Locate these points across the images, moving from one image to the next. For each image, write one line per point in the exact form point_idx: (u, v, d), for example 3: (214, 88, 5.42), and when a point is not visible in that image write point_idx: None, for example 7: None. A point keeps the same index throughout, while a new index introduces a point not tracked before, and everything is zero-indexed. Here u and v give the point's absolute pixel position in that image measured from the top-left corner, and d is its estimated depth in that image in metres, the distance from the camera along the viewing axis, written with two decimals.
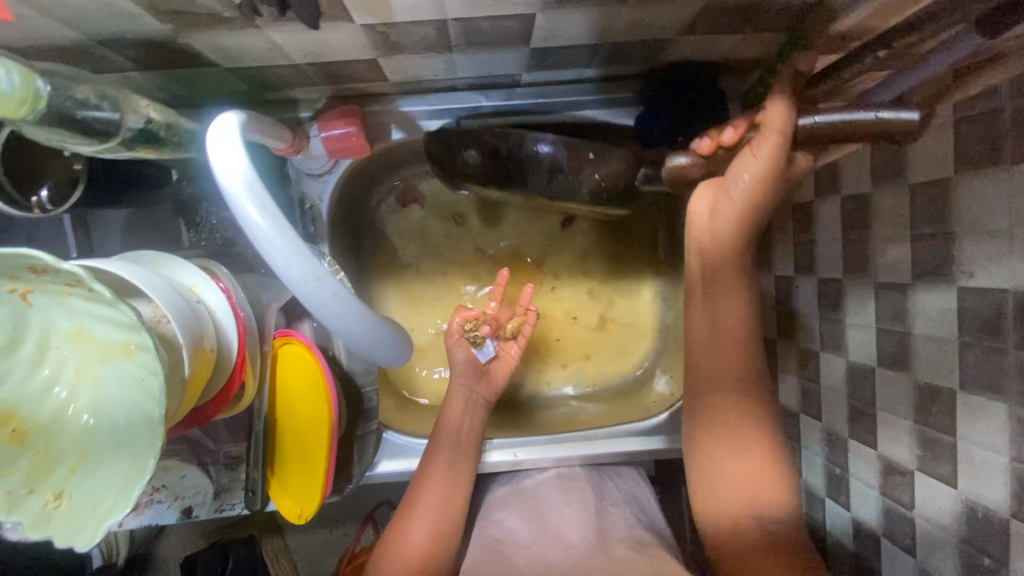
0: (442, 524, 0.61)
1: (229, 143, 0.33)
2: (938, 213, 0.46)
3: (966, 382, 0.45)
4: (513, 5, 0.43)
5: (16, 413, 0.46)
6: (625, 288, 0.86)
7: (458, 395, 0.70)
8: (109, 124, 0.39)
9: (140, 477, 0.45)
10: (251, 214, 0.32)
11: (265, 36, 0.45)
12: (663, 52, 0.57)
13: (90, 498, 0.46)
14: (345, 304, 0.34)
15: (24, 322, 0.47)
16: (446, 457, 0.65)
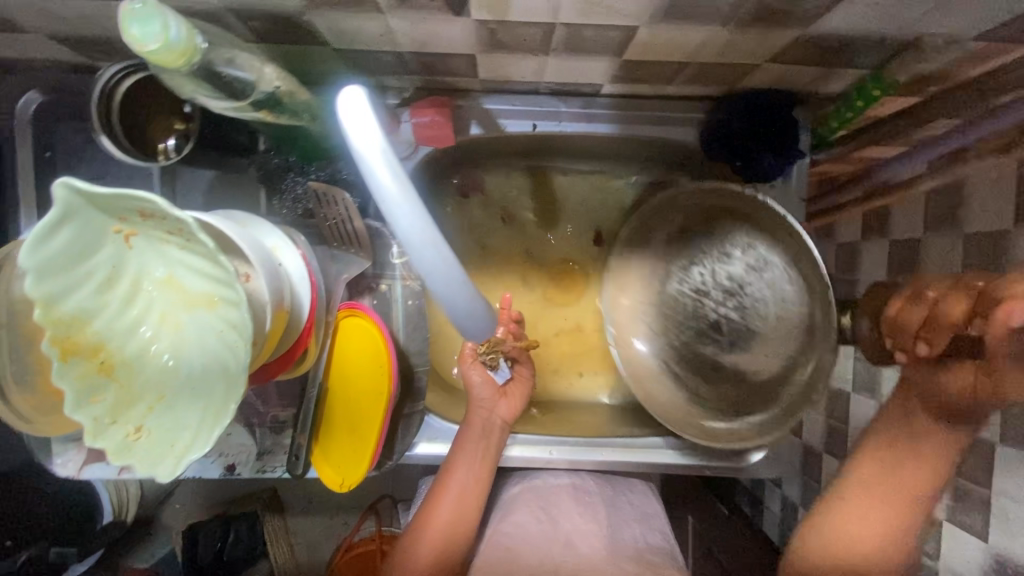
0: (453, 544, 0.63)
1: (362, 111, 0.35)
2: (990, 259, 0.51)
3: (1007, 436, 0.51)
4: (620, 16, 0.46)
5: (104, 346, 0.48)
6: None
7: (476, 416, 0.67)
8: (245, 85, 0.43)
9: (217, 420, 0.47)
10: (388, 186, 0.34)
11: (381, 21, 0.48)
12: (745, 78, 0.59)
13: (166, 434, 0.48)
14: (454, 278, 0.37)
15: (122, 264, 0.49)
16: (460, 480, 0.64)
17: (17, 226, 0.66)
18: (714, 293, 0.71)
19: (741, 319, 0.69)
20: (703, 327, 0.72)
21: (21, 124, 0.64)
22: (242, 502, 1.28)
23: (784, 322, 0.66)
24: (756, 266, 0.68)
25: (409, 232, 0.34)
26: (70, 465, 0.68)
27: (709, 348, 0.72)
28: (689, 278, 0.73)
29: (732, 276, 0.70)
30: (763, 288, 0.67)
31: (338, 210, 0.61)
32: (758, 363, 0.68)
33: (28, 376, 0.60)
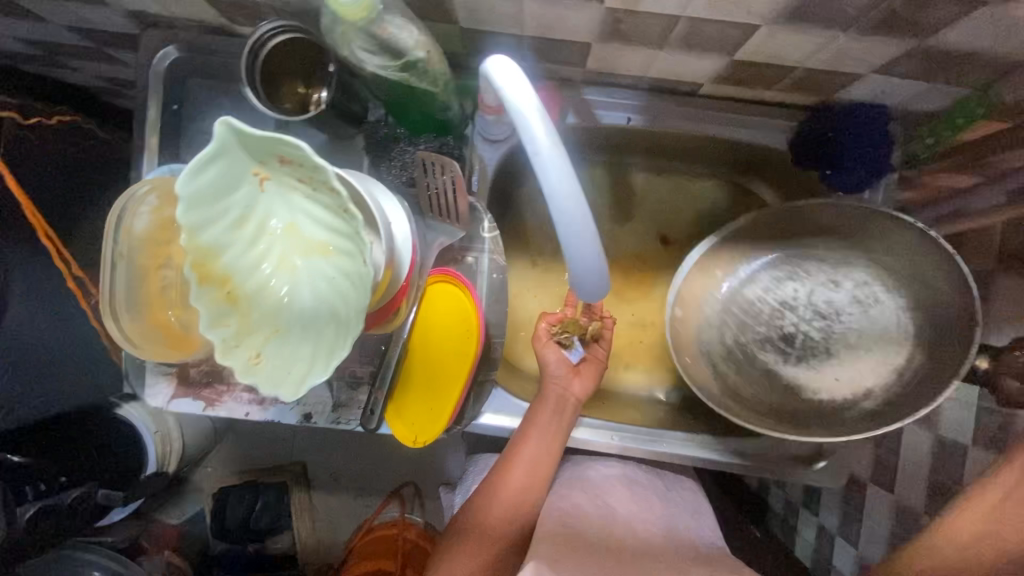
0: (519, 510, 0.67)
1: (516, 75, 0.39)
2: None
3: None
4: (746, 14, 0.48)
5: (232, 279, 0.52)
6: None
7: (553, 391, 0.70)
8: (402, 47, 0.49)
9: (331, 355, 0.51)
10: (542, 141, 0.38)
11: (517, 3, 0.51)
12: (845, 88, 0.61)
13: (283, 363, 0.52)
14: (586, 231, 0.40)
15: (255, 204, 0.52)
16: (533, 450, 0.68)
17: (141, 171, 0.71)
18: (802, 308, 0.74)
19: (822, 339, 0.72)
20: (773, 334, 0.75)
21: (155, 76, 0.70)
22: (274, 473, 1.31)
23: (870, 367, 0.68)
24: (863, 301, 0.70)
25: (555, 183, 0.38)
26: (160, 397, 0.72)
27: (771, 356, 0.74)
28: (777, 287, 0.75)
29: (830, 302, 0.72)
30: (864, 320, 0.70)
31: (442, 179, 0.62)
32: (824, 386, 0.71)
33: (137, 308, 0.66)
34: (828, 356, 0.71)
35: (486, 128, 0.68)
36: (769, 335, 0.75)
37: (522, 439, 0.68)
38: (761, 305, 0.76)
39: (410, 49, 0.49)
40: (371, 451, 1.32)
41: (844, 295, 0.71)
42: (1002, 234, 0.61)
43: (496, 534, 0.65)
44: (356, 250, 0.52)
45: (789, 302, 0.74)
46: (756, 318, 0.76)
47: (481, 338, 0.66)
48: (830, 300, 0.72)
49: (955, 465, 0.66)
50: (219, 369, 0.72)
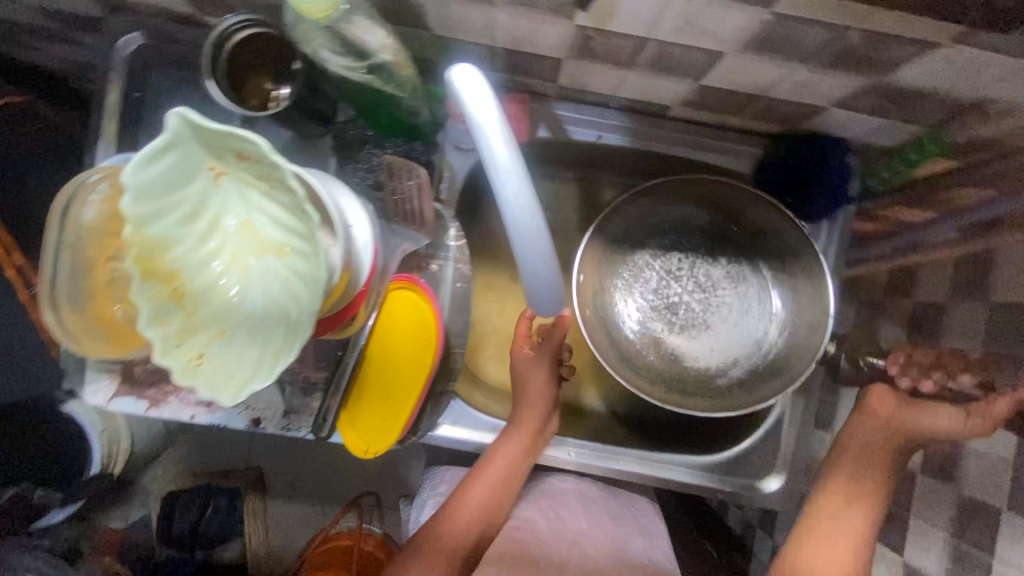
0: (485, 522, 0.66)
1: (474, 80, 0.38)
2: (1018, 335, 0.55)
3: (1014, 504, 0.53)
4: (712, 40, 0.49)
5: (178, 274, 0.50)
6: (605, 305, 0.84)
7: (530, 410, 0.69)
8: (365, 50, 0.48)
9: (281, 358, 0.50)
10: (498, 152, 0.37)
11: (490, 13, 0.51)
12: (805, 119, 0.63)
13: (229, 364, 0.51)
14: (539, 243, 0.39)
15: (208, 199, 0.51)
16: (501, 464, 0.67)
17: (95, 160, 0.69)
18: (684, 281, 0.80)
19: (701, 311, 0.79)
20: (659, 304, 0.79)
21: (118, 61, 0.67)
22: (228, 477, 1.26)
23: (744, 333, 0.77)
24: (734, 277, 0.79)
25: (509, 189, 0.37)
26: (100, 395, 0.68)
27: (659, 325, 0.79)
28: (665, 259, 0.80)
29: (708, 276, 0.80)
30: (732, 295, 0.79)
31: (409, 184, 0.63)
32: (701, 353, 0.78)
33: (81, 300, 0.63)
34: (705, 326, 0.79)
35: (456, 135, 0.69)
36: (654, 303, 0.79)
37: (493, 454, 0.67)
38: (657, 274, 0.80)
39: (375, 50, 0.48)
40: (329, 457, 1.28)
41: (715, 266, 0.80)
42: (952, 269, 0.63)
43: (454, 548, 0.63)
44: (310, 252, 0.51)
45: (675, 273, 0.80)
46: (641, 289, 0.80)
47: (439, 348, 0.65)
48: (704, 268, 0.80)
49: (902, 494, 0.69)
50: (166, 369, 0.69)
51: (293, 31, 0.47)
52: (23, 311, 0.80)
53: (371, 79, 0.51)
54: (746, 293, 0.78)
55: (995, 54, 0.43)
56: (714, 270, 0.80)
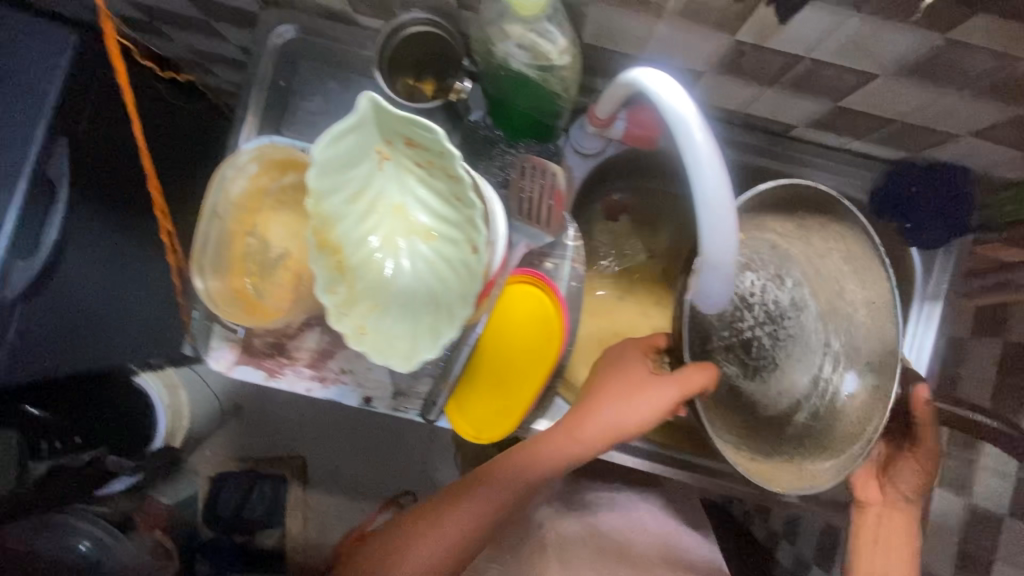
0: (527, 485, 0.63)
1: (667, 86, 0.42)
2: None
3: None
4: (871, 63, 0.51)
5: (342, 249, 0.54)
6: None
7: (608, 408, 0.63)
8: (548, 51, 0.53)
9: (438, 335, 0.52)
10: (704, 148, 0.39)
11: (651, 25, 0.54)
12: (929, 146, 0.64)
13: (385, 336, 0.53)
14: (725, 235, 0.41)
15: (370, 182, 0.55)
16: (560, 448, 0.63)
17: (235, 139, 0.72)
18: (755, 311, 0.72)
19: (772, 347, 0.72)
20: (735, 343, 0.72)
21: (267, 49, 0.71)
22: (274, 464, 1.28)
23: (808, 368, 0.70)
24: (799, 303, 0.71)
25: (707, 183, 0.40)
26: (222, 362, 0.71)
27: (732, 368, 0.72)
28: (739, 282, 0.69)
29: (778, 304, 0.71)
30: (801, 325, 0.71)
31: (542, 183, 0.64)
32: (772, 397, 0.71)
33: (223, 268, 0.67)
34: (773, 364, 0.72)
35: (579, 140, 0.69)
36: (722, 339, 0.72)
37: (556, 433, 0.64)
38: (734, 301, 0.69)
39: (556, 53, 0.53)
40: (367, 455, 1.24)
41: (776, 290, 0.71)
42: None
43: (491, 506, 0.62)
44: (463, 237, 0.54)
45: (748, 302, 0.71)
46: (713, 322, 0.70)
47: (562, 348, 0.65)
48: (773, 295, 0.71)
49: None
50: (284, 342, 0.72)
51: (489, 29, 0.52)
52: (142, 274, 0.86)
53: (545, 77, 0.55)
54: (807, 326, 0.71)
55: None
56: (779, 293, 0.71)
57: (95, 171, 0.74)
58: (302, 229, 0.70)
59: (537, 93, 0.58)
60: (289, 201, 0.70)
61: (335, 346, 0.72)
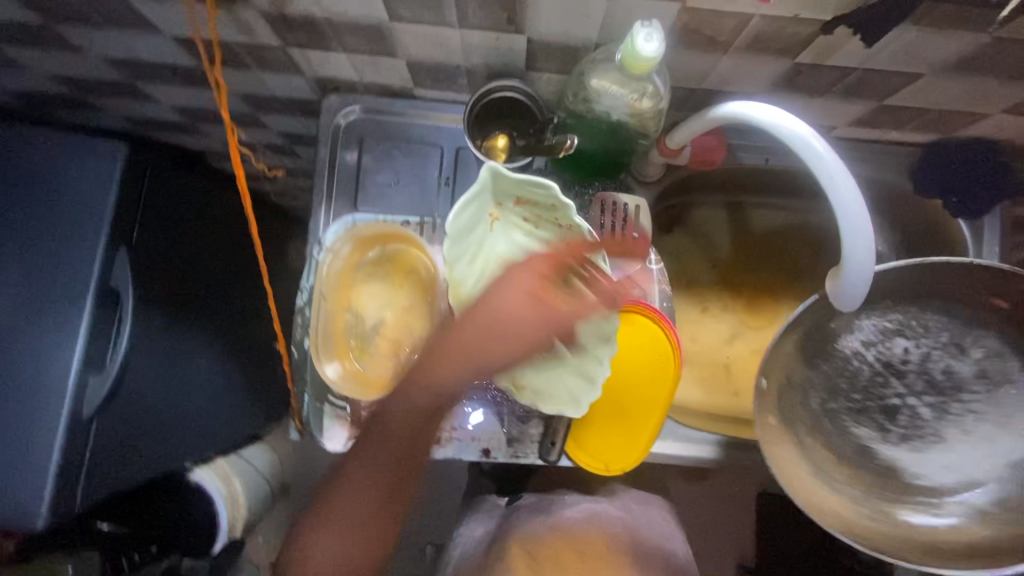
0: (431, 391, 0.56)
1: (768, 114, 0.49)
2: None
3: None
4: (919, 64, 0.57)
5: (473, 310, 0.57)
6: (770, 317, 0.87)
7: (537, 310, 0.52)
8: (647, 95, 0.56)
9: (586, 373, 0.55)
10: (833, 163, 0.47)
11: (715, 61, 0.58)
12: (963, 126, 0.70)
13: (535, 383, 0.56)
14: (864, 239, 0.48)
15: (483, 242, 0.58)
16: (458, 367, 0.54)
17: (313, 222, 0.75)
18: (912, 377, 0.67)
19: (932, 418, 0.67)
20: (871, 406, 0.68)
21: (332, 131, 0.75)
22: None
23: (972, 455, 0.66)
24: (985, 375, 0.65)
25: (843, 193, 0.47)
26: (336, 441, 0.71)
27: (868, 432, 0.67)
28: (883, 346, 0.66)
29: (948, 372, 0.66)
30: (981, 397, 0.65)
31: (618, 217, 0.69)
32: (935, 473, 0.66)
33: (330, 347, 0.68)
34: (936, 438, 0.67)
35: (640, 170, 0.73)
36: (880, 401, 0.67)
37: (435, 354, 0.55)
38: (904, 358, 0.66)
39: (653, 97, 0.56)
40: (429, 516, 1.18)
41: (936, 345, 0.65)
42: None
43: (393, 434, 0.56)
44: (580, 278, 0.58)
45: (898, 367, 0.67)
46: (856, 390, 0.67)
47: (677, 364, 0.66)
48: (947, 350, 0.65)
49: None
50: None
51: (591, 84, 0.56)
52: (180, 359, 0.87)
53: (641, 119, 0.59)
54: (976, 395, 0.65)
55: None
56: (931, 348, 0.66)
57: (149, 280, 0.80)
58: (397, 297, 0.72)
59: (628, 134, 0.61)
60: (380, 273, 0.72)
61: None
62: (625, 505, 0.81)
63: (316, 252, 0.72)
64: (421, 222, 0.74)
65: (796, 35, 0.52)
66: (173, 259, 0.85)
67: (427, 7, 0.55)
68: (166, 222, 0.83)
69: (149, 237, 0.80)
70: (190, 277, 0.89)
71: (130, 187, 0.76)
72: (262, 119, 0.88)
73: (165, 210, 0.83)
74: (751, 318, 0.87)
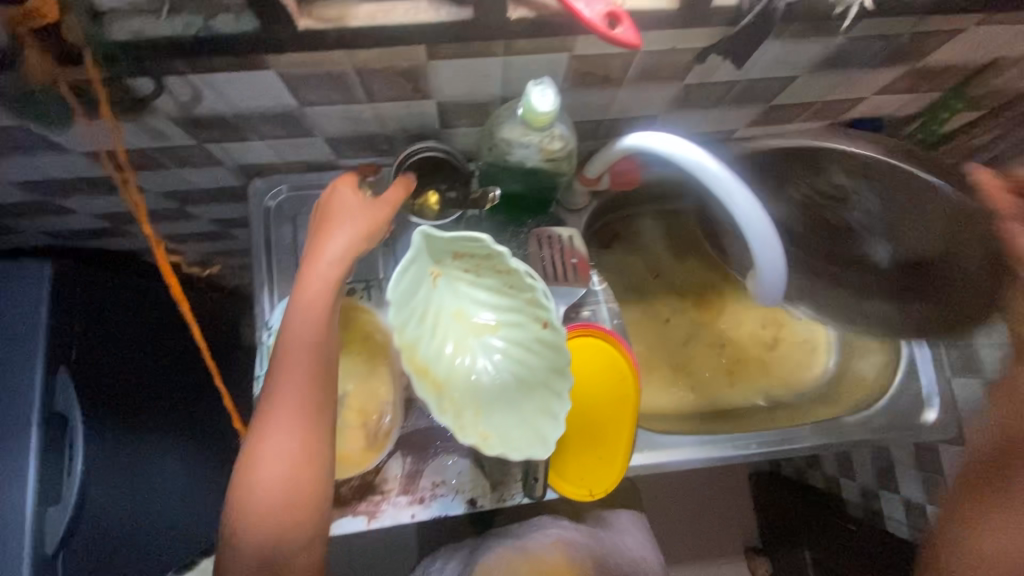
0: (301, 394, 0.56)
1: (662, 141, 0.53)
2: None
3: None
4: (792, 69, 0.62)
5: (430, 370, 0.57)
6: (716, 311, 0.92)
7: (306, 342, 0.56)
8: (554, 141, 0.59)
9: (549, 412, 0.56)
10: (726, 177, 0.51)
11: (613, 94, 0.62)
12: (848, 111, 0.76)
13: (501, 432, 0.57)
14: (768, 243, 0.52)
15: (429, 300, 0.59)
16: (286, 422, 0.55)
17: (259, 306, 0.74)
18: None
19: None
20: None
21: (263, 214, 0.75)
22: None
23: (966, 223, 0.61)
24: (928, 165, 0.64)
25: (739, 201, 0.51)
26: None
27: None
28: None
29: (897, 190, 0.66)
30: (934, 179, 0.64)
31: (555, 249, 0.72)
32: None
33: None
34: None
35: (567, 199, 0.76)
36: None
37: (270, 404, 0.56)
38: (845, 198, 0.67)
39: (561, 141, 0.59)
40: None
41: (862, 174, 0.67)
42: None
43: (283, 455, 0.55)
44: (529, 318, 0.59)
45: None
46: None
47: (635, 380, 0.70)
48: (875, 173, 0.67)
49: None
50: (368, 482, 0.71)
51: (501, 139, 0.58)
52: (139, 470, 0.83)
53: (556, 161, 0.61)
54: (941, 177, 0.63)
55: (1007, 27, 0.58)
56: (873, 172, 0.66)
57: (93, 398, 0.78)
58: (356, 366, 0.71)
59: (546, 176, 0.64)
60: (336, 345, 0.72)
61: (420, 464, 0.72)
62: (596, 533, 0.79)
63: (265, 337, 0.71)
64: (366, 285, 0.74)
65: (680, 62, 0.56)
66: (116, 370, 0.82)
67: (333, 90, 0.57)
68: (103, 334, 0.81)
69: (87, 351, 0.78)
70: (138, 385, 0.86)
71: (62, 307, 0.74)
72: (190, 211, 0.87)
73: (101, 322, 0.81)
74: (699, 316, 0.92)
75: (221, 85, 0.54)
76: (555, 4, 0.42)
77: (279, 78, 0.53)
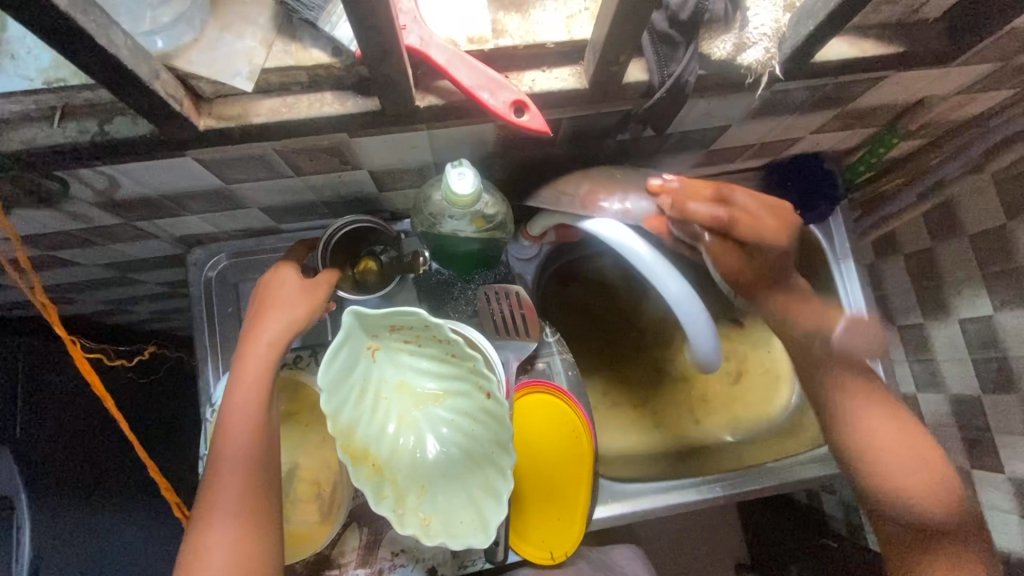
0: (240, 498, 0.50)
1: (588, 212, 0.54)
2: (1006, 253, 0.70)
3: None
4: (724, 119, 0.62)
5: (371, 451, 0.56)
6: (677, 348, 0.92)
7: (246, 437, 0.51)
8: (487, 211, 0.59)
9: (496, 492, 0.55)
10: (652, 261, 0.54)
11: (547, 152, 0.62)
12: (789, 147, 0.76)
13: (447, 513, 0.55)
14: (698, 315, 0.55)
15: (368, 375, 0.57)
16: (224, 532, 0.49)
17: (204, 381, 0.72)
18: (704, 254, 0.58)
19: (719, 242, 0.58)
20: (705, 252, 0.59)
21: (204, 285, 0.73)
22: None
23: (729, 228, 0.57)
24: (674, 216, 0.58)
25: (665, 280, 0.54)
26: None
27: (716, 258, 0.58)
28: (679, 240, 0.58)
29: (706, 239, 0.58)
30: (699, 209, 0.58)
31: (506, 303, 0.68)
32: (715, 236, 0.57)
33: None
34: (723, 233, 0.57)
35: (516, 252, 0.74)
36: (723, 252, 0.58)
37: (206, 512, 0.50)
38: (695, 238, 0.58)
39: (493, 211, 0.60)
40: None
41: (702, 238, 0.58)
42: (926, 221, 0.82)
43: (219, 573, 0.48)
44: (471, 389, 0.58)
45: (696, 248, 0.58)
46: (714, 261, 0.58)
47: (591, 437, 0.69)
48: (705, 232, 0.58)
49: (978, 412, 0.76)
50: (325, 556, 0.68)
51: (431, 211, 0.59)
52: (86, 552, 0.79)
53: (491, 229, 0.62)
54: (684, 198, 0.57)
55: (927, 72, 0.59)
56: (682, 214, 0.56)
57: None
58: (307, 437, 0.70)
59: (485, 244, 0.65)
60: (284, 419, 0.70)
61: (379, 533, 0.69)
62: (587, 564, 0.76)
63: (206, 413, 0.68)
64: (313, 350, 0.71)
65: (608, 122, 0.56)
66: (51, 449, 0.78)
67: (257, 168, 0.55)
68: None
69: None
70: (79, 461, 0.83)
71: None
72: (134, 278, 0.84)
73: None
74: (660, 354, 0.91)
75: (137, 172, 0.52)
76: (461, 92, 0.42)
77: (197, 162, 0.52)
